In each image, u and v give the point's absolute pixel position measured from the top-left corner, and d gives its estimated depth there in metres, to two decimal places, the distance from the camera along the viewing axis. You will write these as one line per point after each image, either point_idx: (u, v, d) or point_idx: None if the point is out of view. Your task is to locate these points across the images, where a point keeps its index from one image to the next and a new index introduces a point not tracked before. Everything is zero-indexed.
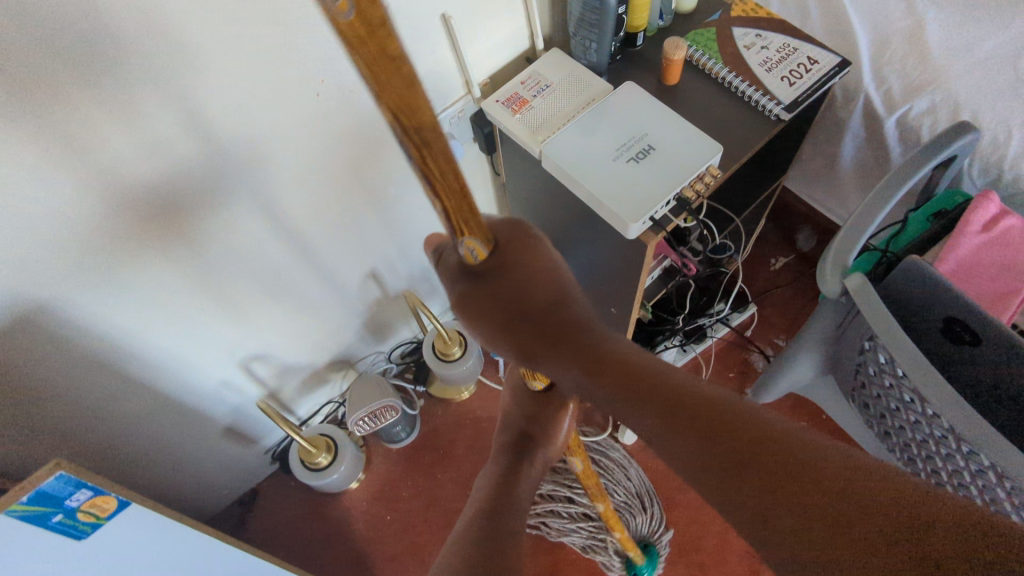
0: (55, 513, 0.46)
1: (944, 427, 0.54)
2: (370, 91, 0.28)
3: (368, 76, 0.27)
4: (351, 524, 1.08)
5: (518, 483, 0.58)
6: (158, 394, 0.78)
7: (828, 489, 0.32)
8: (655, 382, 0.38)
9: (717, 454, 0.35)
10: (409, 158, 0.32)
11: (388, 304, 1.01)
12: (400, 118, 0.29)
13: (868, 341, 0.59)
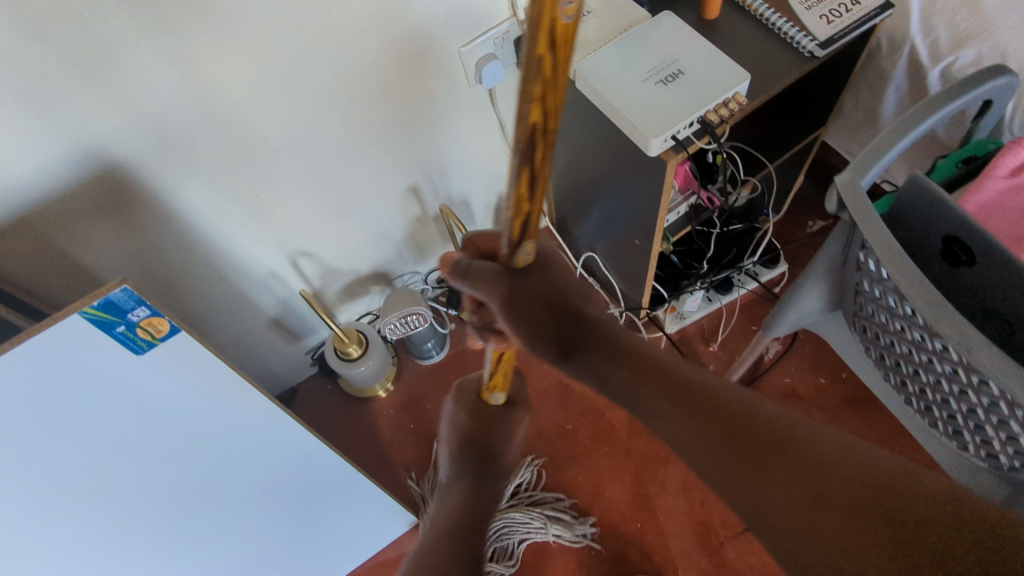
0: (118, 324, 0.55)
1: (918, 326, 0.54)
2: (543, 93, 0.36)
3: (552, 75, 0.35)
4: (378, 428, 1.16)
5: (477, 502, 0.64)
6: (221, 268, 0.88)
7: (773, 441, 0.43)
8: (652, 360, 0.51)
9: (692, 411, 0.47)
10: (527, 162, 0.40)
11: (425, 224, 1.08)
12: (548, 120, 0.38)
13: (861, 252, 0.60)
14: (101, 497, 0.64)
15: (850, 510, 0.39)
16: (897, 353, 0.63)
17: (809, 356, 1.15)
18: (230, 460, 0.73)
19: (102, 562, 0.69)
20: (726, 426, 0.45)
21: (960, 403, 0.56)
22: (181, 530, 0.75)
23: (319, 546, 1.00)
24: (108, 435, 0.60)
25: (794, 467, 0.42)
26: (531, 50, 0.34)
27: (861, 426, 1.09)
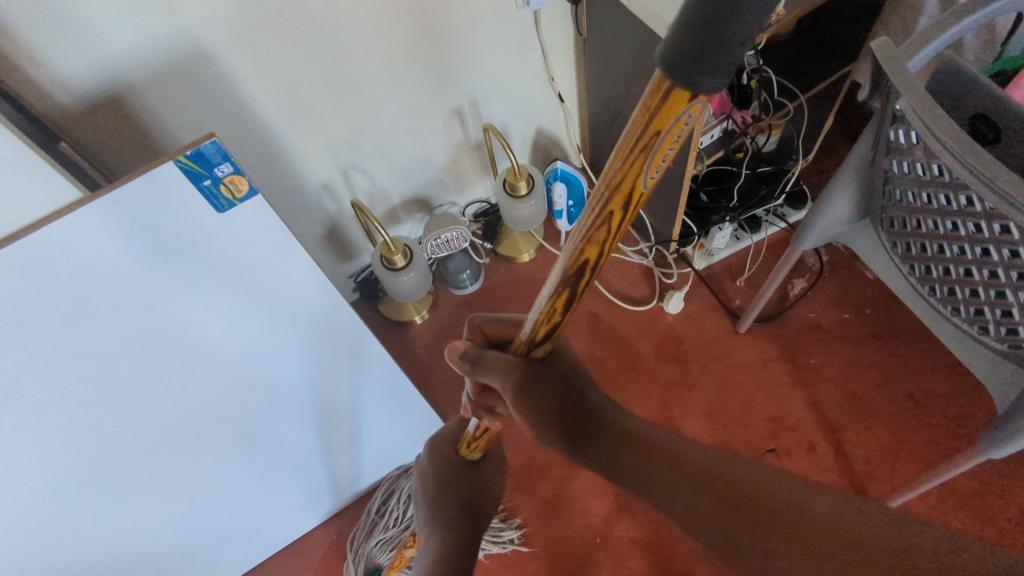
0: (205, 177, 0.58)
1: (946, 181, 0.57)
2: (605, 236, 0.41)
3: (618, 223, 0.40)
4: (413, 351, 1.21)
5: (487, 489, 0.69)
6: (281, 178, 0.93)
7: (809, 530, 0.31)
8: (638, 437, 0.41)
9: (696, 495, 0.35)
10: (563, 281, 0.45)
11: (466, 153, 1.13)
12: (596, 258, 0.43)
13: (890, 124, 0.61)
14: (172, 353, 0.68)
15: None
16: (921, 234, 0.66)
17: (834, 293, 1.18)
18: (283, 341, 0.78)
19: (166, 424, 0.74)
20: (694, 487, 0.35)
21: (981, 259, 0.59)
22: (234, 403, 0.80)
23: (355, 453, 1.05)
24: (184, 291, 0.65)
25: (770, 524, 0.32)
26: (599, 206, 0.39)
27: (883, 358, 1.12)
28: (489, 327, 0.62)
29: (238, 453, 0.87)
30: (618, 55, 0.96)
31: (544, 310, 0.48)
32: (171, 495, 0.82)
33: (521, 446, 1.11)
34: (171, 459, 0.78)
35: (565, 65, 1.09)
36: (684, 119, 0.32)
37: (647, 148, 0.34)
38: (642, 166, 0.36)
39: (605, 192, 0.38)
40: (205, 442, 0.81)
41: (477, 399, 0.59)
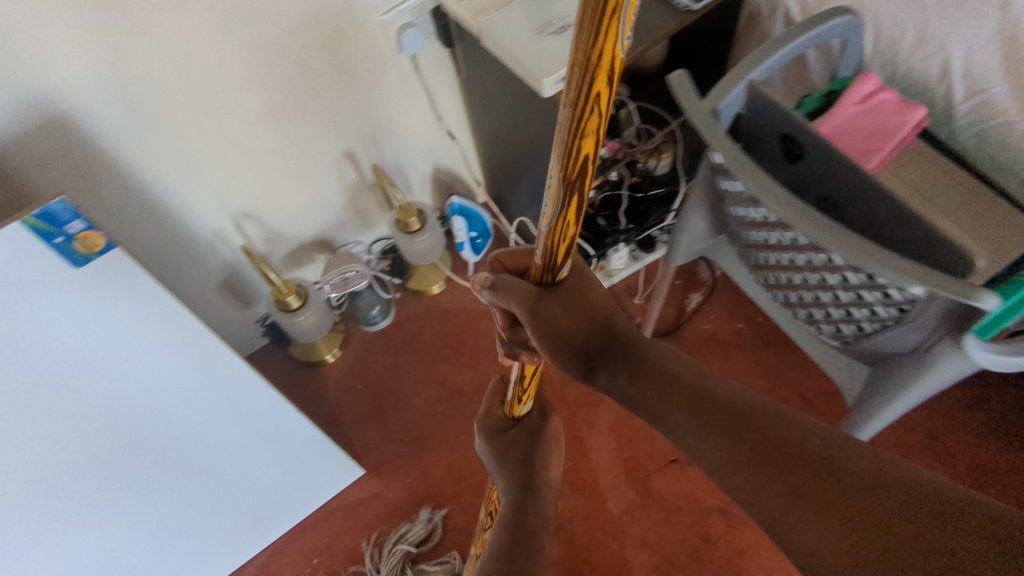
0: (57, 235, 0.59)
1: (749, 199, 0.63)
2: (600, 118, 0.40)
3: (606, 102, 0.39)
4: (326, 390, 1.22)
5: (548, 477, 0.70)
6: (169, 227, 0.95)
7: (825, 475, 0.40)
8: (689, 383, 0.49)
9: (737, 441, 0.44)
10: (565, 184, 0.44)
11: (362, 193, 1.16)
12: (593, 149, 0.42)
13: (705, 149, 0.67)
14: (39, 423, 0.67)
15: (868, 515, 0.37)
16: (752, 246, 0.72)
17: (729, 304, 1.25)
18: (163, 397, 0.78)
19: (42, 493, 0.72)
20: (761, 449, 0.43)
21: (792, 266, 0.65)
22: (121, 463, 0.79)
23: (264, 501, 1.04)
24: (43, 358, 0.64)
25: (819, 477, 0.40)
26: (580, 86, 0.38)
27: (775, 363, 1.17)
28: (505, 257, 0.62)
29: (132, 513, 0.86)
30: (496, 92, 1.02)
31: (553, 220, 0.47)
32: (58, 562, 0.81)
33: (436, 475, 1.13)
34: (54, 527, 0.77)
35: (453, 104, 1.13)
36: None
37: (615, 8, 0.33)
38: (614, 30, 0.34)
39: (585, 69, 0.37)
40: (93, 506, 0.79)
41: (509, 336, 0.63)
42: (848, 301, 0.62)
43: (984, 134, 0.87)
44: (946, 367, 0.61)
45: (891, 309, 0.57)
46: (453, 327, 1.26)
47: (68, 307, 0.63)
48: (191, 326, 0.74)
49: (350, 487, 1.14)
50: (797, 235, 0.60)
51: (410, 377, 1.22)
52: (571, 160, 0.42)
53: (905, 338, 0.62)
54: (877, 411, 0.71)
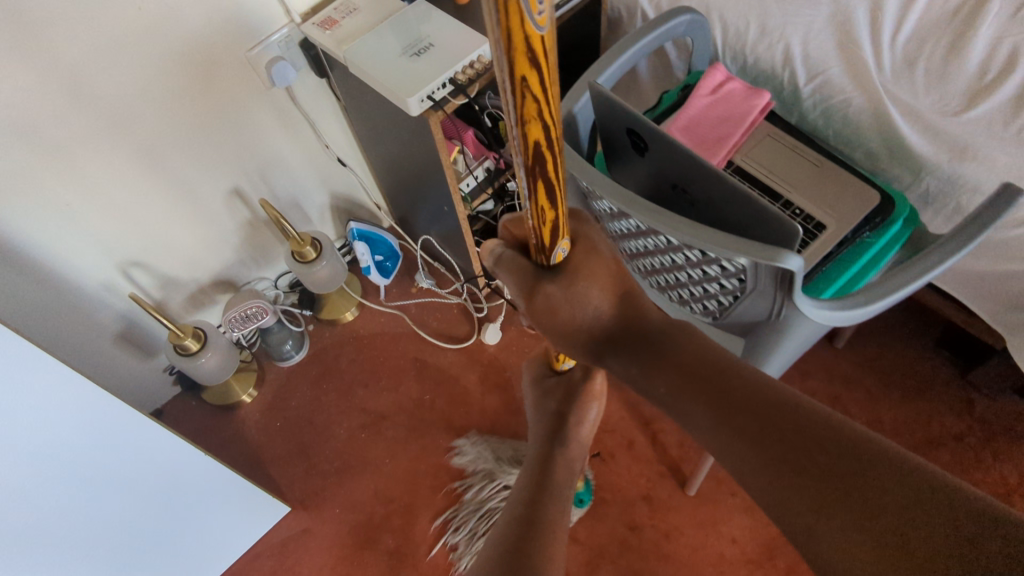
0: None
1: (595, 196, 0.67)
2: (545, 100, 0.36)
3: (542, 84, 0.35)
4: (245, 433, 1.20)
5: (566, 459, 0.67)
6: (48, 283, 0.92)
7: (826, 457, 0.42)
8: (696, 364, 0.51)
9: (741, 423, 0.46)
10: (534, 175, 0.41)
11: (257, 229, 1.15)
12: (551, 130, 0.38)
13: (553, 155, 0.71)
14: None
15: (865, 503, 0.39)
16: (618, 240, 0.76)
17: None
18: (57, 469, 0.75)
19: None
20: (790, 462, 0.43)
21: (651, 254, 0.69)
22: (22, 547, 0.75)
23: (188, 557, 1.02)
24: None
25: (822, 462, 0.42)
26: (510, 70, 0.34)
27: None
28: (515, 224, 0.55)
29: None
30: (377, 117, 1.03)
31: (537, 211, 0.44)
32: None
33: (364, 502, 1.12)
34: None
35: (339, 132, 1.15)
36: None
37: None
38: (519, 6, 0.31)
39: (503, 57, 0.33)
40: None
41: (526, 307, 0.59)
42: (701, 278, 0.66)
43: (830, 111, 0.94)
44: (795, 327, 0.65)
45: (731, 280, 0.62)
46: (369, 353, 1.26)
47: None
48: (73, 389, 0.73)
49: (277, 527, 1.12)
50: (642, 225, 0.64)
51: (329, 408, 1.21)
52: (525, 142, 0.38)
53: (757, 306, 0.66)
54: None
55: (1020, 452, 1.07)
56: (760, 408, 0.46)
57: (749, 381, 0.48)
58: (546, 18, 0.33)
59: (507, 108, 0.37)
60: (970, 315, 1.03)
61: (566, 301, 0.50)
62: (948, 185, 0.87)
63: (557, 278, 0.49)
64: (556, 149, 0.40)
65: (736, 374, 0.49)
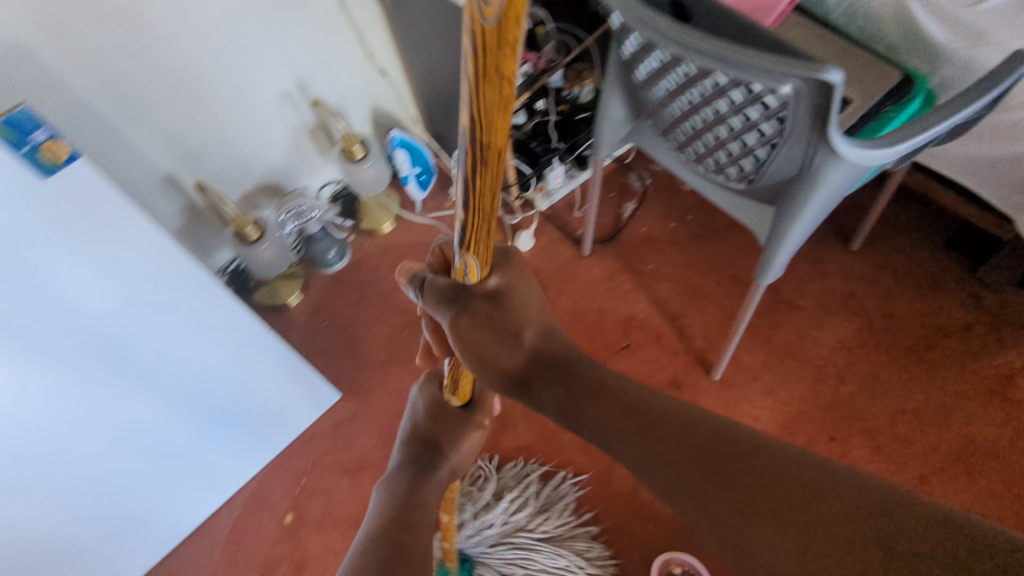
0: (22, 144, 0.64)
1: (649, 49, 0.72)
2: (484, 101, 0.37)
3: (486, 86, 0.36)
4: (293, 331, 1.27)
5: (428, 486, 0.62)
6: (122, 169, 0.99)
7: (751, 470, 0.38)
8: (626, 399, 0.48)
9: (665, 445, 0.42)
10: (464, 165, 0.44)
11: (308, 134, 1.22)
12: (484, 132, 0.40)
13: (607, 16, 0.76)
14: (19, 326, 0.70)
15: (793, 517, 0.35)
16: (662, 108, 0.82)
17: (661, 207, 1.34)
18: (150, 318, 0.84)
19: (32, 407, 0.76)
20: (710, 480, 0.39)
21: (697, 110, 0.75)
22: (118, 386, 0.85)
23: (248, 431, 1.10)
24: (25, 277, 0.68)
25: (743, 477, 0.38)
26: (473, 92, 0.37)
27: (707, 252, 1.28)
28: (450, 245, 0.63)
29: (123, 437, 0.91)
30: (421, 22, 1.09)
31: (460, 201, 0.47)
32: (54, 486, 0.84)
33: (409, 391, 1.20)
34: (48, 445, 0.81)
35: (381, 41, 1.20)
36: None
37: None
38: None
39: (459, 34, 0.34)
40: (75, 422, 0.83)
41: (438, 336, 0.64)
42: (740, 128, 0.72)
43: (853, 8, 1.00)
44: (829, 173, 0.71)
45: (771, 122, 0.68)
46: (408, 260, 1.33)
47: (47, 221, 0.67)
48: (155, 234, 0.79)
49: (328, 412, 1.21)
50: (693, 71, 0.69)
51: (372, 309, 1.29)
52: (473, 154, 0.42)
53: (791, 156, 0.72)
54: (782, 237, 0.82)
55: None
56: (686, 434, 0.43)
57: (682, 411, 0.45)
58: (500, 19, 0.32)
59: (463, 122, 0.41)
60: (980, 207, 1.09)
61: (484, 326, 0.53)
62: (964, 72, 0.92)
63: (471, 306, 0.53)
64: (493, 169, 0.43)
65: (670, 408, 0.45)
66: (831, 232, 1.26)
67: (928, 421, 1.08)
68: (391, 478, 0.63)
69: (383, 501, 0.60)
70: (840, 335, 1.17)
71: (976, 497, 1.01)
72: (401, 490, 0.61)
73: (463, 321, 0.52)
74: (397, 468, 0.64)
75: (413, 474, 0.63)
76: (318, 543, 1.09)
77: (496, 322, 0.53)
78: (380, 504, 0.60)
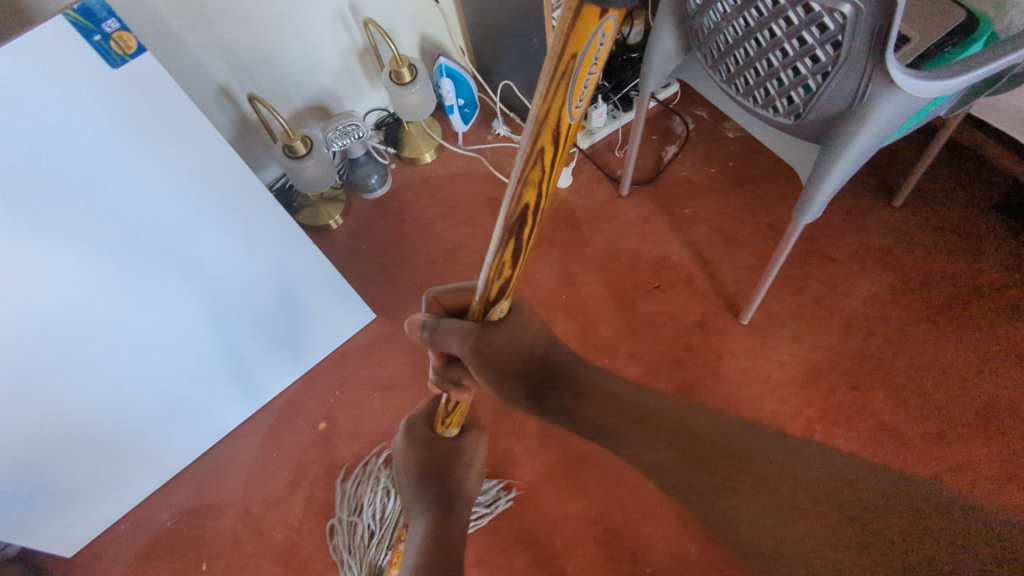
0: (95, 33, 0.64)
1: None
2: (546, 178, 0.47)
3: (550, 171, 0.47)
4: (332, 252, 1.31)
5: (454, 523, 0.70)
6: (181, 73, 1.01)
7: (776, 480, 0.48)
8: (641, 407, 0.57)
9: (688, 453, 0.51)
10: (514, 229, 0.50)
11: (357, 56, 1.24)
12: (538, 200, 0.49)
13: None
14: (78, 210, 0.72)
15: (818, 513, 0.46)
16: (717, 33, 0.81)
17: (703, 153, 1.33)
18: (200, 216, 0.86)
19: (87, 293, 0.79)
20: (739, 479, 0.49)
21: (752, 33, 0.75)
22: (164, 284, 0.88)
23: (284, 339, 1.14)
24: (86, 156, 0.70)
25: (764, 478, 0.49)
26: (535, 174, 0.46)
27: (745, 200, 1.28)
28: (444, 297, 0.70)
29: (163, 333, 0.94)
30: None
31: (494, 267, 0.55)
32: (101, 368, 0.89)
33: None
34: (98, 329, 0.84)
35: None
36: (570, 120, 0.43)
37: (572, 69, 0.38)
38: (565, 92, 0.39)
39: (537, 139, 0.42)
40: (123, 315, 0.86)
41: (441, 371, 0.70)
42: (793, 53, 0.71)
43: None
44: (879, 107, 0.71)
45: (826, 48, 0.67)
46: (446, 191, 1.36)
47: (111, 105, 0.69)
48: (210, 131, 0.80)
49: (363, 330, 1.25)
50: None
51: (408, 237, 1.32)
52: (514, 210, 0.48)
53: (841, 89, 0.72)
54: (823, 174, 0.82)
55: None
56: (702, 442, 0.52)
57: (686, 418, 0.54)
58: (578, 110, 0.43)
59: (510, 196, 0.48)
60: None
61: (504, 350, 0.60)
62: None
63: (495, 332, 0.60)
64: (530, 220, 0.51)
65: (676, 418, 0.55)
66: (873, 186, 1.25)
67: (956, 377, 1.08)
68: (415, 519, 0.71)
69: (415, 555, 0.66)
70: (874, 289, 1.16)
71: (997, 454, 1.01)
72: (432, 536, 0.67)
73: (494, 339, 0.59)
74: (420, 508, 0.71)
75: (438, 516, 0.69)
76: (348, 451, 1.14)
77: (519, 340, 0.61)
78: (416, 554, 0.66)
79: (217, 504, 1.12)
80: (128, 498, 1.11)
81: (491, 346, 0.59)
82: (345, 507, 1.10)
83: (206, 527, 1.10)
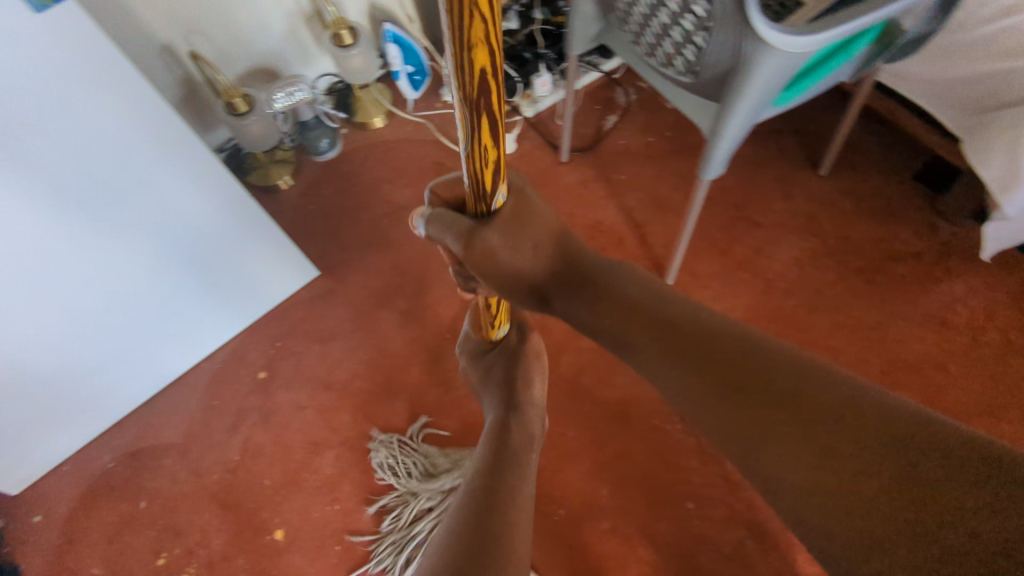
0: None
1: None
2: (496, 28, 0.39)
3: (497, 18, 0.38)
4: (281, 211, 1.35)
5: (523, 413, 0.77)
6: (129, 33, 1.06)
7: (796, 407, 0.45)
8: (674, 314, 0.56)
9: (719, 376, 0.50)
10: (476, 105, 0.44)
11: (304, 21, 1.28)
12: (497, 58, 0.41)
13: None
14: (22, 156, 0.74)
15: (835, 446, 0.41)
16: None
17: (642, 123, 1.38)
18: (136, 165, 0.87)
19: (24, 233, 0.81)
20: (761, 408, 0.46)
21: None
22: (104, 227, 0.90)
23: (225, 292, 1.17)
24: (17, 100, 0.70)
25: (789, 404, 0.45)
26: (477, 24, 0.38)
27: (679, 168, 1.32)
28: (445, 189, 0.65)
29: (101, 275, 0.95)
30: None
31: (473, 150, 0.48)
32: (39, 308, 0.91)
33: (379, 273, 1.30)
34: (38, 272, 0.87)
35: None
36: None
37: None
38: None
39: None
40: (61, 255, 0.87)
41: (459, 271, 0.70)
42: (677, 9, 0.78)
43: None
44: (759, 63, 0.74)
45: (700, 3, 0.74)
46: (392, 155, 1.40)
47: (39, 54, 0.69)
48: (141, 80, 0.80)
49: (309, 286, 1.30)
50: None
51: (353, 199, 1.36)
52: (465, 74, 0.41)
53: (722, 46, 0.76)
54: (721, 130, 0.85)
55: (971, 269, 1.16)
56: (728, 361, 0.50)
57: (703, 325, 0.54)
58: None
59: (457, 57, 0.40)
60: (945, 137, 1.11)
61: (510, 240, 0.58)
62: None
63: (496, 224, 0.56)
64: (496, 89, 0.43)
65: (710, 330, 0.53)
66: (802, 155, 1.30)
67: (867, 337, 1.13)
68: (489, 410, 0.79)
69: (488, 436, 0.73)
70: (795, 253, 1.21)
71: None
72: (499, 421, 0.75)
73: (488, 240, 0.56)
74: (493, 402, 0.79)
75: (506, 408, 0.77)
76: (284, 399, 1.19)
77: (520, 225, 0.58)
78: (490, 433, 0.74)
79: (159, 447, 1.17)
80: (72, 439, 1.15)
81: (488, 231, 0.56)
82: (279, 450, 1.15)
83: (147, 468, 1.15)
